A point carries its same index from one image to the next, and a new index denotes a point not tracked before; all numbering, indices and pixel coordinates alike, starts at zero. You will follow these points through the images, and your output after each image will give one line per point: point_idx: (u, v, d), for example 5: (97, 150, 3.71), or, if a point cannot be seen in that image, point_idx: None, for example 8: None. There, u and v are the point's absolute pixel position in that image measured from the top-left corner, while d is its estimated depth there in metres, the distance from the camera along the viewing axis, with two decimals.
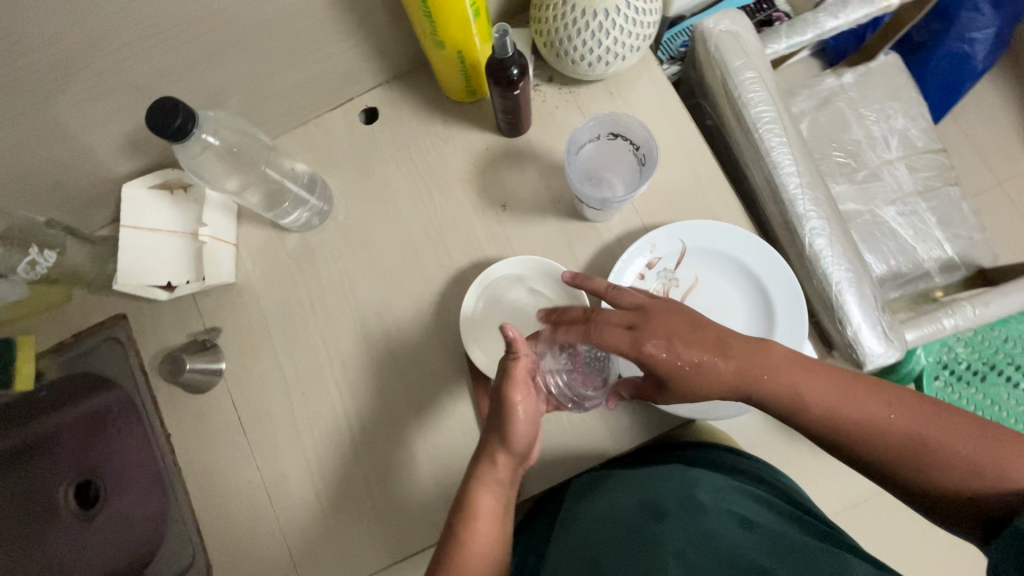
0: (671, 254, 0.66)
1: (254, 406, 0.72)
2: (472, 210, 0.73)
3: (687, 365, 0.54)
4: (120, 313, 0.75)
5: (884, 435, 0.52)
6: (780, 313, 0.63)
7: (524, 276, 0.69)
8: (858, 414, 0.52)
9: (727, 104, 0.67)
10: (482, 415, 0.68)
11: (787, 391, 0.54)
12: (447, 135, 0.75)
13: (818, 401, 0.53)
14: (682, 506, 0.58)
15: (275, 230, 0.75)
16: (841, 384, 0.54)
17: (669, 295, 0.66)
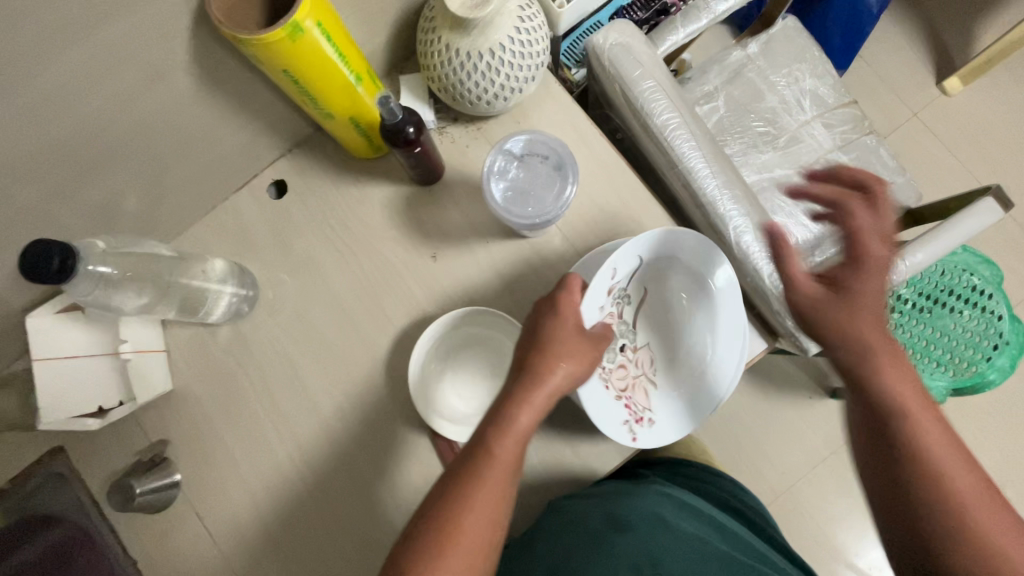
0: (628, 269, 0.64)
1: (219, 513, 0.68)
2: (403, 265, 0.71)
3: (848, 322, 0.54)
4: (57, 445, 0.71)
5: (936, 449, 0.50)
6: (721, 303, 0.64)
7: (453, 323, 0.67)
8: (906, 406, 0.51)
9: (633, 117, 0.67)
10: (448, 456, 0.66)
11: (852, 347, 0.54)
12: (362, 194, 0.72)
13: (921, 434, 0.50)
14: (641, 513, 0.62)
15: (204, 325, 0.71)
16: (953, 444, 0.50)
17: (623, 315, 0.67)
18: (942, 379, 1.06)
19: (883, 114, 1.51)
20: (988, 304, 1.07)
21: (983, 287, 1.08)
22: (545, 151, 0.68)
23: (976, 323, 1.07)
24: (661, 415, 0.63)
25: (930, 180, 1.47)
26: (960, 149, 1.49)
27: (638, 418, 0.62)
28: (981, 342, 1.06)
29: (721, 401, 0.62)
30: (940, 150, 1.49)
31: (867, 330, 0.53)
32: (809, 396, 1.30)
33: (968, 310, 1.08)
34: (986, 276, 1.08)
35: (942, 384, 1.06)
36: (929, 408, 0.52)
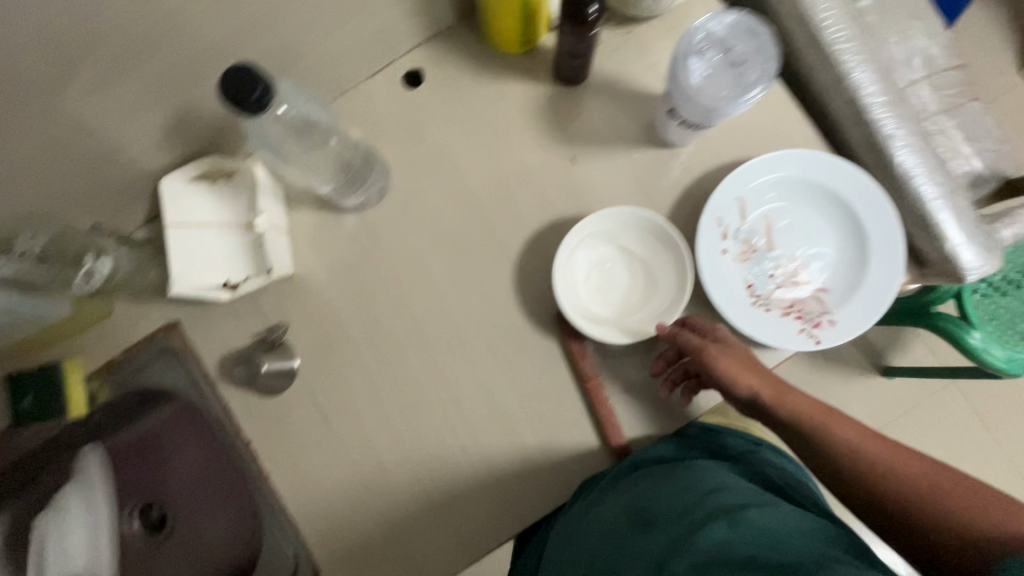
0: (732, 211, 0.65)
1: (337, 399, 0.67)
2: (540, 166, 0.69)
3: (807, 423, 0.56)
4: (173, 320, 0.69)
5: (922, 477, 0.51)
6: (868, 220, 0.63)
7: (615, 226, 0.66)
8: (884, 460, 0.53)
9: (799, 28, 0.65)
10: (576, 357, 0.65)
11: (830, 445, 0.55)
12: (502, 90, 0.70)
13: (842, 440, 0.55)
14: (661, 494, 0.54)
15: (331, 211, 0.69)
16: (862, 430, 0.56)
17: (757, 246, 0.65)
18: None
19: None
20: None
21: None
22: (739, 47, 0.59)
23: None
24: (844, 314, 0.62)
25: None
26: None
27: (816, 323, 0.62)
28: None
29: (885, 304, 0.62)
30: None
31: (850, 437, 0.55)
32: (862, 369, 1.31)
33: None
34: None
35: None
36: (814, 402, 0.58)
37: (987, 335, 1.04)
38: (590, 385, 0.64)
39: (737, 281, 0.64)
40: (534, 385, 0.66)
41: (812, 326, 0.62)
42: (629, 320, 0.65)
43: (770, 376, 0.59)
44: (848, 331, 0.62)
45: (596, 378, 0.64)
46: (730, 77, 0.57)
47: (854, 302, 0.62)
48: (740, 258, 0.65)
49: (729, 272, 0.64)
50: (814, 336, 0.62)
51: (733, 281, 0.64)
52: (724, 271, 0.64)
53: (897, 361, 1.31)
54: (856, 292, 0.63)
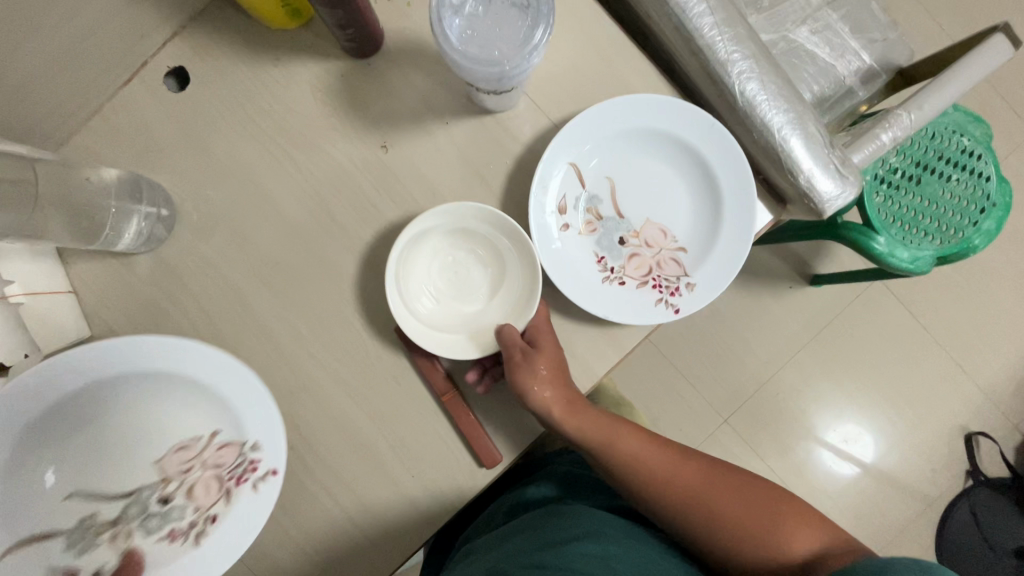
0: (568, 181, 0.57)
1: None
2: (349, 162, 0.59)
3: (609, 440, 0.58)
4: None
5: (696, 482, 0.54)
6: (718, 167, 0.56)
7: (461, 217, 0.57)
8: (661, 469, 0.56)
9: None
10: (426, 374, 0.58)
11: (625, 461, 0.57)
12: (287, 77, 0.58)
13: (647, 463, 0.56)
14: (521, 552, 0.52)
15: (118, 258, 0.59)
16: (654, 448, 0.57)
17: (603, 215, 0.58)
18: (930, 249, 1.02)
19: None
20: (976, 166, 1.03)
21: (971, 150, 1.03)
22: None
23: (964, 188, 1.03)
24: (701, 276, 0.56)
25: None
26: None
27: (673, 290, 0.56)
28: (968, 207, 1.02)
29: (742, 259, 0.56)
30: None
31: (637, 448, 0.57)
32: (788, 284, 1.28)
33: (956, 174, 1.03)
34: (976, 136, 1.03)
35: (930, 254, 1.01)
36: (604, 421, 0.59)
37: (891, 238, 1.00)
38: (446, 401, 0.58)
39: (587, 259, 0.57)
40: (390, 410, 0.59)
41: (670, 295, 0.56)
42: (483, 320, 0.58)
43: (576, 403, 0.56)
44: (703, 299, 0.56)
45: (451, 392, 0.58)
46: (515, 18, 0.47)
47: (715, 259, 0.56)
48: (588, 233, 0.58)
49: (575, 251, 0.57)
50: (672, 305, 0.56)
51: (582, 260, 0.57)
52: (570, 251, 0.57)
53: (822, 271, 1.27)
54: (714, 249, 0.56)
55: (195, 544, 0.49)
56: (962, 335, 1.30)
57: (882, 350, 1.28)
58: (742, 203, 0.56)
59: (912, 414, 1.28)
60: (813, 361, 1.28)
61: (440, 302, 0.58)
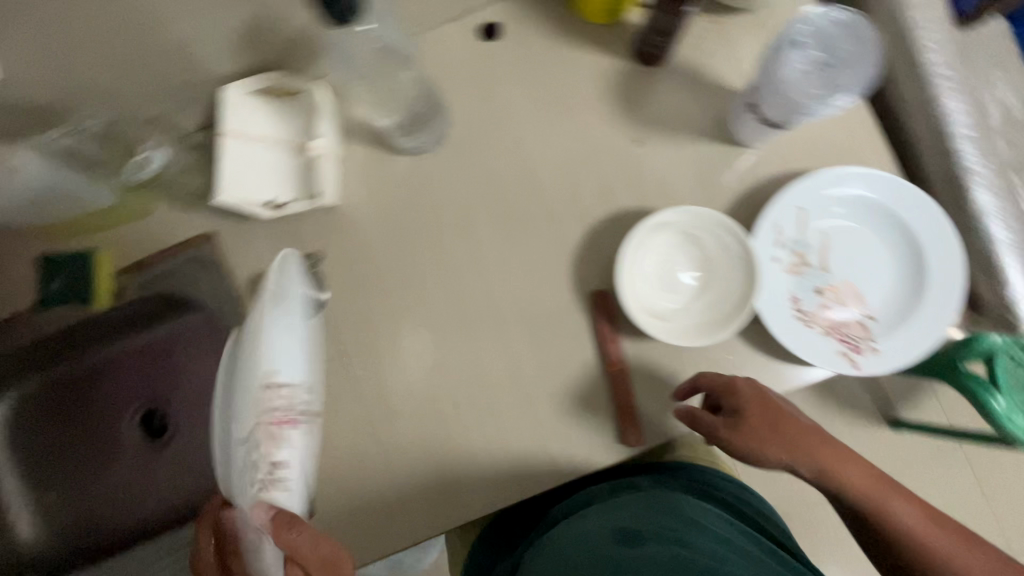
0: (791, 221, 0.63)
1: (361, 337, 0.67)
2: (602, 142, 0.67)
3: (823, 461, 0.58)
4: (212, 230, 0.69)
5: (924, 528, 0.55)
6: (929, 258, 0.62)
7: (696, 222, 0.62)
8: (878, 506, 0.56)
9: None
10: (603, 339, 0.64)
11: (854, 484, 0.57)
12: (578, 57, 0.68)
13: (850, 483, 0.57)
14: (647, 525, 0.59)
15: (383, 150, 0.68)
16: (872, 481, 0.58)
17: (809, 261, 0.63)
18: None
19: None
20: None
21: None
22: (844, 51, 0.59)
23: None
24: (887, 345, 0.61)
25: None
26: None
27: (857, 348, 0.61)
28: None
29: (929, 344, 0.60)
30: None
31: (855, 477, 0.58)
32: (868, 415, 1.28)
33: None
34: None
35: None
36: (828, 442, 0.59)
37: None
38: (613, 371, 0.63)
39: (785, 294, 0.62)
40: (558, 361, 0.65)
41: (853, 352, 0.60)
42: (678, 315, 0.62)
43: (785, 425, 0.58)
44: (885, 365, 0.60)
45: (621, 364, 0.63)
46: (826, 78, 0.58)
47: (903, 335, 0.61)
48: (791, 273, 0.63)
49: (777, 284, 0.62)
50: (853, 361, 0.60)
51: (780, 293, 0.62)
52: (773, 281, 0.62)
53: (904, 416, 1.27)
54: (904, 326, 0.61)
55: (279, 486, 0.53)
56: None
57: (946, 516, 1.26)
58: (942, 295, 0.61)
59: None
60: None
61: (651, 286, 0.63)
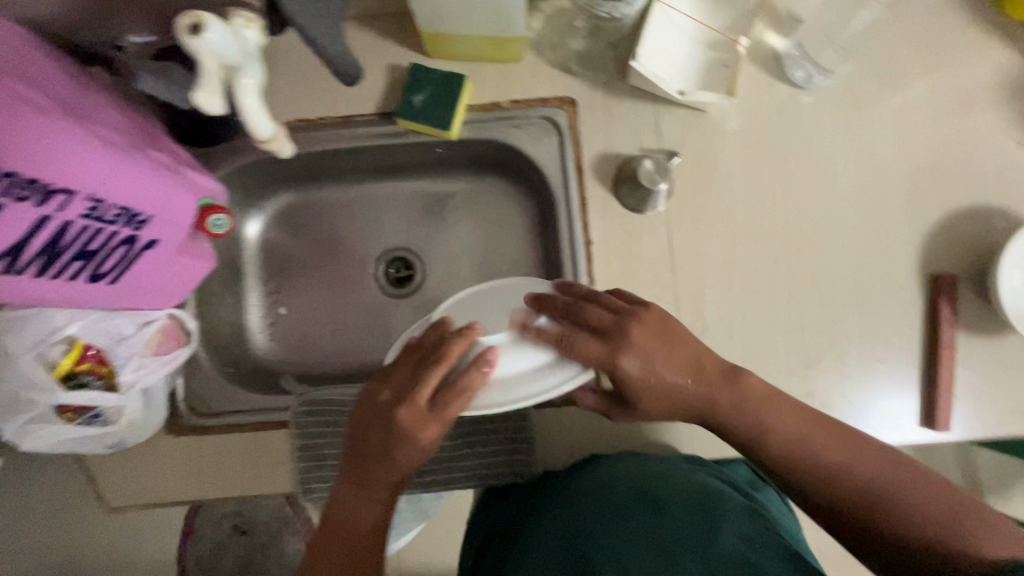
0: None
1: (691, 246, 0.66)
2: (985, 134, 0.67)
3: (769, 414, 0.52)
4: (573, 97, 0.67)
5: (848, 469, 0.51)
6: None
7: None
8: (825, 455, 0.51)
9: None
10: (941, 322, 0.63)
11: (787, 437, 0.52)
12: (984, 47, 0.67)
13: (852, 472, 0.51)
14: (676, 485, 0.56)
15: (768, 75, 0.67)
16: (806, 424, 0.52)
17: None
18: None
19: None
20: None
21: None
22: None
23: None
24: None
25: None
26: None
27: None
28: None
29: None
30: None
31: (763, 415, 0.52)
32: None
33: None
34: None
35: None
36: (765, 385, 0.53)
37: None
38: (944, 355, 0.63)
39: None
40: (880, 331, 0.65)
41: None
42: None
43: (676, 342, 0.50)
44: None
45: (953, 351, 0.63)
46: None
47: None
48: None
49: None
50: None
51: None
52: None
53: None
54: None
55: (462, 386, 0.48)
56: None
57: None
58: None
59: None
60: None
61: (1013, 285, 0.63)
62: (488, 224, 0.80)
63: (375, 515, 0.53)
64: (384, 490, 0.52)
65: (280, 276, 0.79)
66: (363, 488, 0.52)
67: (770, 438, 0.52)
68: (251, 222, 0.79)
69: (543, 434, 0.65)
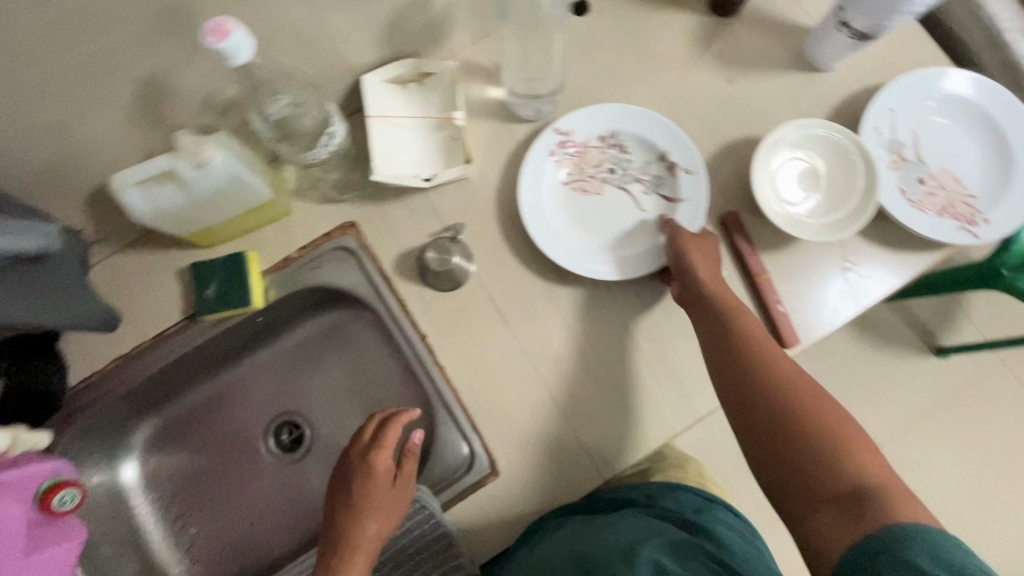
0: (886, 124, 0.71)
1: (512, 295, 0.70)
2: (699, 85, 0.74)
3: (754, 328, 0.62)
4: (352, 219, 0.72)
5: (810, 397, 0.56)
6: (1008, 131, 0.69)
7: (810, 131, 0.69)
8: (800, 385, 0.57)
9: None
10: (743, 255, 0.69)
11: (760, 350, 0.60)
12: (661, 19, 0.76)
13: (808, 411, 0.55)
14: (600, 542, 0.58)
15: (503, 123, 0.73)
16: (789, 366, 0.59)
17: (907, 157, 0.71)
18: None
19: None
20: None
21: None
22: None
23: None
24: (996, 215, 0.68)
25: None
26: None
27: (971, 221, 0.68)
28: None
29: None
30: None
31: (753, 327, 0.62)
32: (918, 352, 1.53)
33: None
34: None
35: None
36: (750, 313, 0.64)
37: None
38: (760, 281, 0.68)
39: (897, 188, 0.70)
40: None
41: (970, 225, 0.68)
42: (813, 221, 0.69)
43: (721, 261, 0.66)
44: (1004, 229, 0.67)
45: (765, 275, 0.68)
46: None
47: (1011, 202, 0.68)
48: (900, 170, 0.70)
49: (891, 180, 0.70)
50: (973, 233, 0.67)
51: (895, 188, 0.70)
52: (892, 183, 0.70)
53: (948, 343, 1.53)
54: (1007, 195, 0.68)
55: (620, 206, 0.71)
56: None
57: None
58: None
59: None
60: None
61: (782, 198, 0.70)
62: (343, 354, 0.81)
63: (356, 556, 0.58)
64: (364, 544, 0.58)
65: (184, 497, 0.78)
66: (353, 549, 0.58)
67: (748, 356, 0.60)
68: (125, 468, 0.76)
69: (465, 533, 0.64)
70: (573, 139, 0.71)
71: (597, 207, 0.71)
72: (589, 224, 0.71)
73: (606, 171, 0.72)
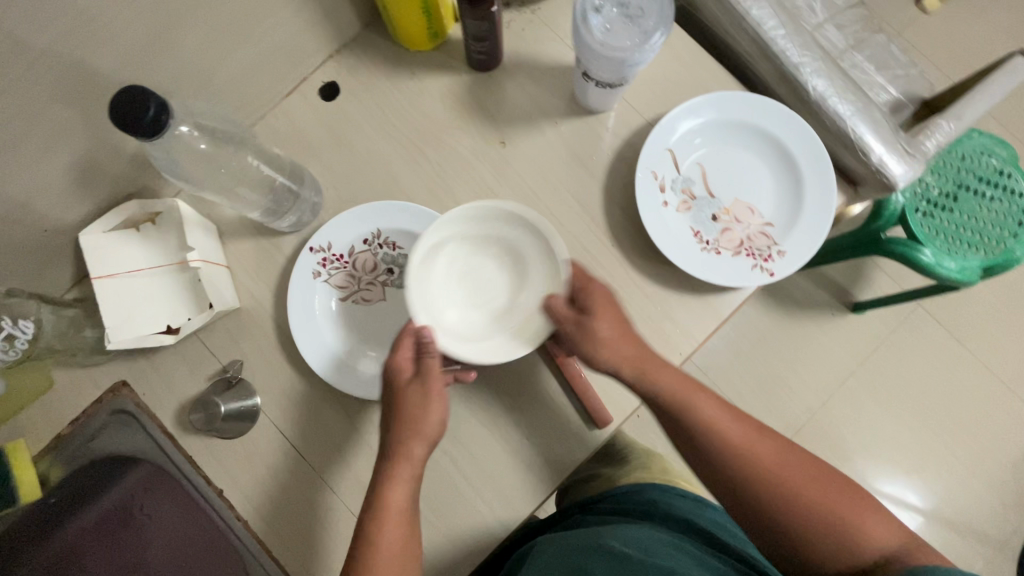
0: (668, 164, 0.66)
1: (308, 427, 0.65)
2: (471, 154, 0.68)
3: (681, 390, 0.57)
4: (122, 379, 0.65)
5: (751, 459, 0.54)
6: (796, 148, 0.65)
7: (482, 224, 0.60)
8: (736, 441, 0.55)
9: None
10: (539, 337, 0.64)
11: (701, 416, 0.56)
12: (418, 86, 0.69)
13: (756, 461, 0.54)
14: (596, 552, 0.56)
15: (267, 240, 0.67)
16: (724, 412, 0.57)
17: (696, 195, 0.66)
18: (975, 259, 1.02)
19: (895, 11, 1.41)
20: (1010, 184, 1.06)
21: (1002, 168, 1.07)
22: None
23: (1000, 204, 1.05)
24: (789, 245, 0.64)
25: (945, 71, 1.39)
26: (975, 36, 1.41)
27: (767, 257, 0.64)
28: (1006, 221, 1.04)
29: (826, 226, 0.64)
30: (972, 35, 1.41)
31: (672, 381, 0.57)
32: (832, 311, 1.32)
33: (992, 192, 1.06)
34: (1005, 156, 1.07)
35: (976, 264, 1.01)
36: (680, 375, 0.58)
37: (936, 250, 1.01)
38: (560, 364, 0.63)
39: (690, 232, 0.65)
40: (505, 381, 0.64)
41: (766, 261, 0.63)
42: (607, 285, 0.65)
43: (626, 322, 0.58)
44: (797, 261, 0.63)
45: (566, 354, 0.63)
46: (634, 28, 0.55)
47: (807, 226, 0.64)
48: (690, 211, 0.66)
49: (680, 224, 0.65)
50: (768, 269, 0.63)
51: (687, 232, 0.65)
52: (684, 227, 0.65)
53: (863, 297, 1.32)
54: (799, 221, 0.64)
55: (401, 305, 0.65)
56: (1006, 364, 1.31)
57: (933, 380, 1.30)
58: (821, 188, 0.64)
59: (959, 444, 1.28)
60: (864, 390, 1.30)
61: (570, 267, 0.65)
62: None
63: (390, 522, 0.50)
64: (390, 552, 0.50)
65: None
66: (402, 462, 0.53)
67: (684, 418, 0.56)
68: None
69: None
70: (334, 253, 0.65)
71: (393, 314, 0.65)
72: (375, 333, 0.65)
73: (384, 274, 0.66)
